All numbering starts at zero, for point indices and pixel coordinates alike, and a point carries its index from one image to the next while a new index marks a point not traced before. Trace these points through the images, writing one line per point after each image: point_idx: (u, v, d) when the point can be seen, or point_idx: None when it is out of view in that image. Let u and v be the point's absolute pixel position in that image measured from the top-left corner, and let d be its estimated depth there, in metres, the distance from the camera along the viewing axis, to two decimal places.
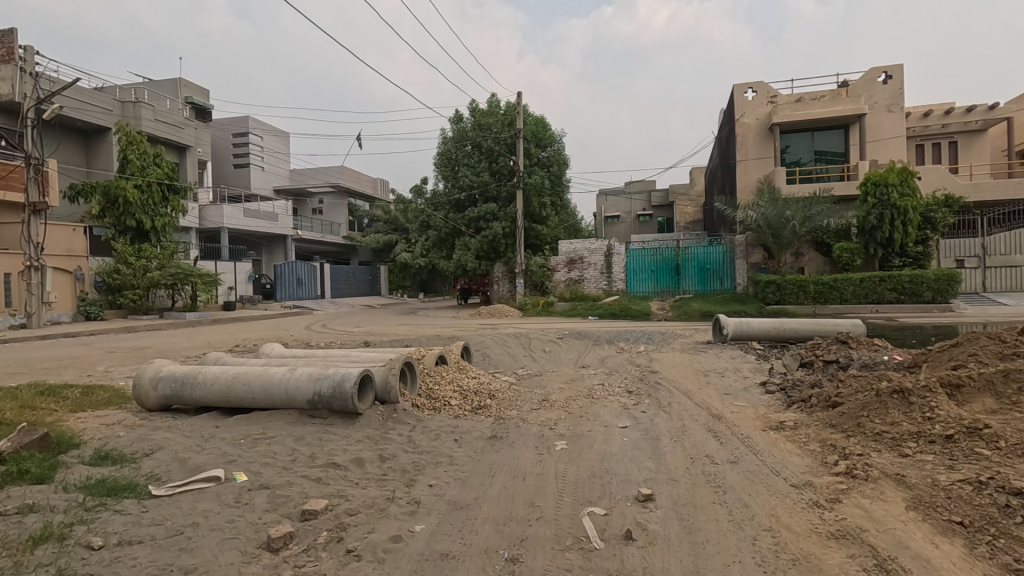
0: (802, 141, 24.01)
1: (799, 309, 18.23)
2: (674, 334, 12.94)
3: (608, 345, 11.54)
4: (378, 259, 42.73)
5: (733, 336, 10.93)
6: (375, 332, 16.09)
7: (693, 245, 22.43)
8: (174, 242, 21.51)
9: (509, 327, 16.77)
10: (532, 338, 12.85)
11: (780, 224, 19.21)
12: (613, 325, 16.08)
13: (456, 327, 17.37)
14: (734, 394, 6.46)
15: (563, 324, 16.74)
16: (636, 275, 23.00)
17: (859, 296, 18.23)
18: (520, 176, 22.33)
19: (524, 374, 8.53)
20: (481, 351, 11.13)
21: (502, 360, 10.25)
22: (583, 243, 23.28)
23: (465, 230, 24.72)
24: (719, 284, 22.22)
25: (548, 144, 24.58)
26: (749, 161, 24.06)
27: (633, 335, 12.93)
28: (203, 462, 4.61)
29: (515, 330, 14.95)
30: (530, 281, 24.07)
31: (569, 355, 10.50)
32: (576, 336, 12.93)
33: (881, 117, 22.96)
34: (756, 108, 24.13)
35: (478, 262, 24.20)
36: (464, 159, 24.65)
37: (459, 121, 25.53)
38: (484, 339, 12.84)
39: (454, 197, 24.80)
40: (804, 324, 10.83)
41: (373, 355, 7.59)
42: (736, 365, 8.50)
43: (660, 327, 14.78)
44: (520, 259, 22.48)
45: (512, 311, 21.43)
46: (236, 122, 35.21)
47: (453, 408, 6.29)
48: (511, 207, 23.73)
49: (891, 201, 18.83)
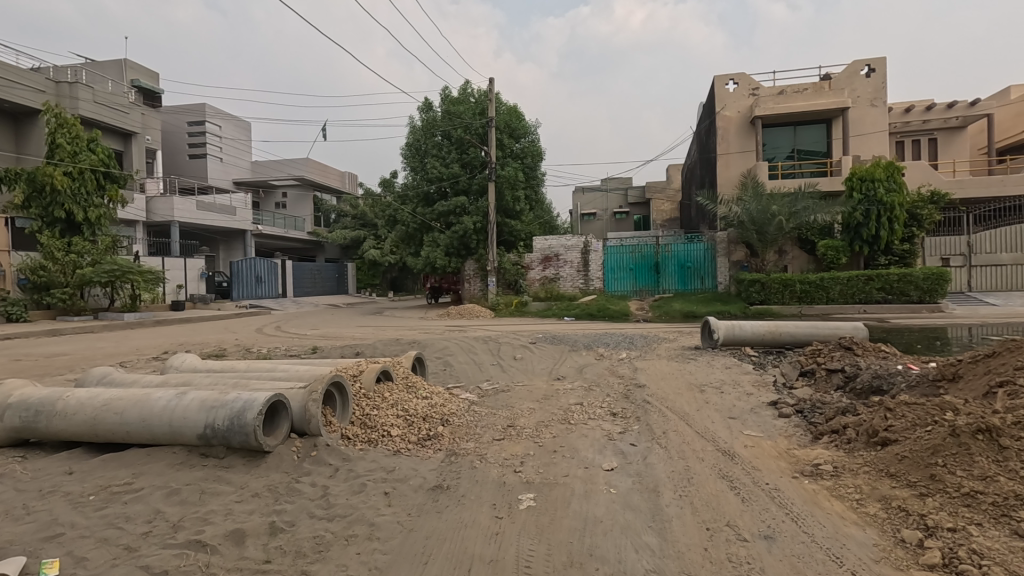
0: (784, 135, 23.23)
1: (785, 309, 17.34)
2: (658, 338, 11.80)
3: (586, 351, 10.33)
4: (346, 256, 40.89)
5: (724, 341, 9.82)
6: (330, 336, 14.61)
7: (673, 242, 21.43)
8: (111, 235, 19.62)
9: (479, 329, 15.48)
10: (503, 342, 11.58)
11: (765, 221, 18.31)
12: (591, 327, 14.91)
13: (420, 330, 16.00)
14: (741, 418, 5.27)
15: (537, 326, 15.50)
16: (614, 273, 21.95)
17: (846, 295, 17.44)
18: (492, 168, 21.02)
19: (488, 389, 7.22)
20: (443, 359, 9.81)
21: (466, 370, 8.95)
22: (559, 240, 22.06)
23: (435, 225, 23.26)
24: (700, 282, 21.28)
25: (522, 135, 23.31)
26: (730, 156, 23.19)
27: (613, 339, 11.74)
28: (10, 539, 3.23)
29: (484, 333, 13.66)
30: (503, 279, 22.81)
31: (542, 364, 9.25)
32: (551, 340, 11.70)
33: (864, 111, 22.27)
34: (738, 100, 23.26)
35: (448, 259, 22.80)
36: (433, 149, 23.24)
37: (429, 110, 24.09)
38: (449, 343, 11.52)
39: (423, 189, 23.36)
40: (800, 327, 9.78)
41: (302, 371, 6.20)
42: (734, 377, 7.35)
43: (642, 330, 13.66)
44: (492, 256, 21.18)
45: (484, 311, 20.13)
46: (191, 110, 33.23)
47: (392, 442, 4.95)
48: (482, 201, 22.40)
49: (878, 197, 18.13)
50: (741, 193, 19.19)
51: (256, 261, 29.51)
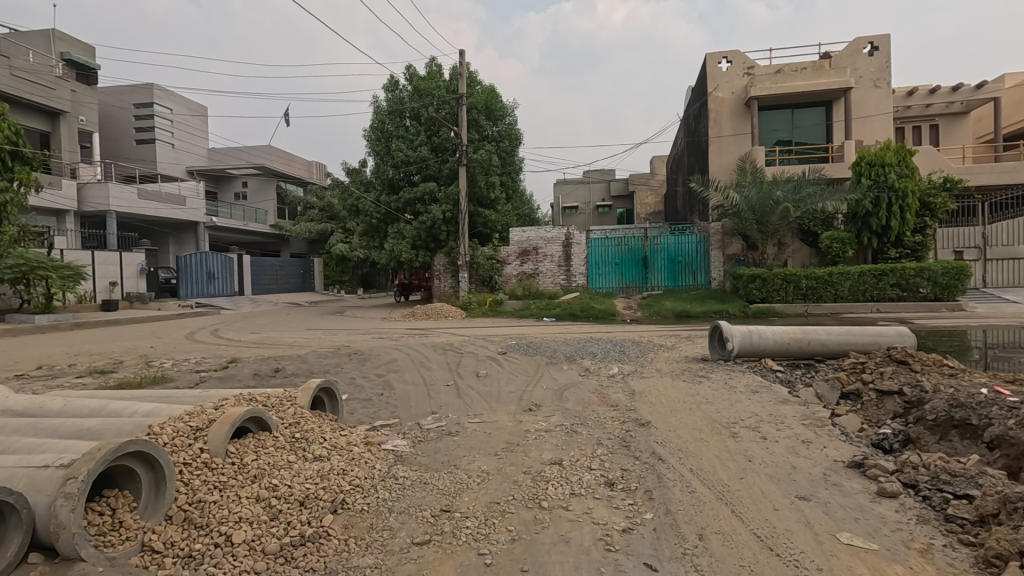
0: (781, 119, 21.43)
1: (788, 309, 15.52)
2: (655, 345, 9.82)
3: (568, 365, 8.27)
4: (313, 250, 38.36)
5: (739, 352, 7.83)
6: (267, 343, 12.32)
7: (663, 234, 19.52)
8: (20, 225, 17.04)
9: (445, 333, 13.36)
10: (467, 351, 9.47)
11: (767, 209, 16.47)
12: (574, 330, 12.87)
13: (380, 333, 13.81)
14: (818, 498, 3.27)
15: (512, 329, 13.41)
16: (598, 269, 19.95)
17: (856, 293, 15.61)
18: (463, 150, 18.79)
19: (430, 431, 5.13)
20: (384, 376, 7.67)
21: (411, 394, 6.82)
22: (538, 231, 20.00)
23: (401, 216, 21.02)
24: (692, 278, 19.41)
25: (499, 117, 21.13)
26: (723, 139, 21.34)
27: (602, 346, 9.71)
28: None
29: (448, 339, 11.54)
30: (477, 275, 20.64)
31: (511, 385, 7.17)
32: (526, 348, 9.65)
33: (867, 93, 20.55)
34: (731, 80, 21.42)
35: (415, 252, 20.51)
36: (400, 131, 20.98)
37: (395, 88, 21.79)
38: (400, 354, 9.38)
39: (387, 175, 21.09)
40: (832, 334, 7.87)
41: (131, 418, 4.04)
42: (770, 408, 5.36)
43: (632, 334, 11.68)
44: (463, 250, 18.99)
45: (453, 310, 18.01)
46: (138, 90, 30.50)
47: (227, 563, 2.83)
48: (453, 187, 20.15)
49: (889, 183, 16.44)
50: (739, 179, 17.32)
51: (209, 256, 27.00)
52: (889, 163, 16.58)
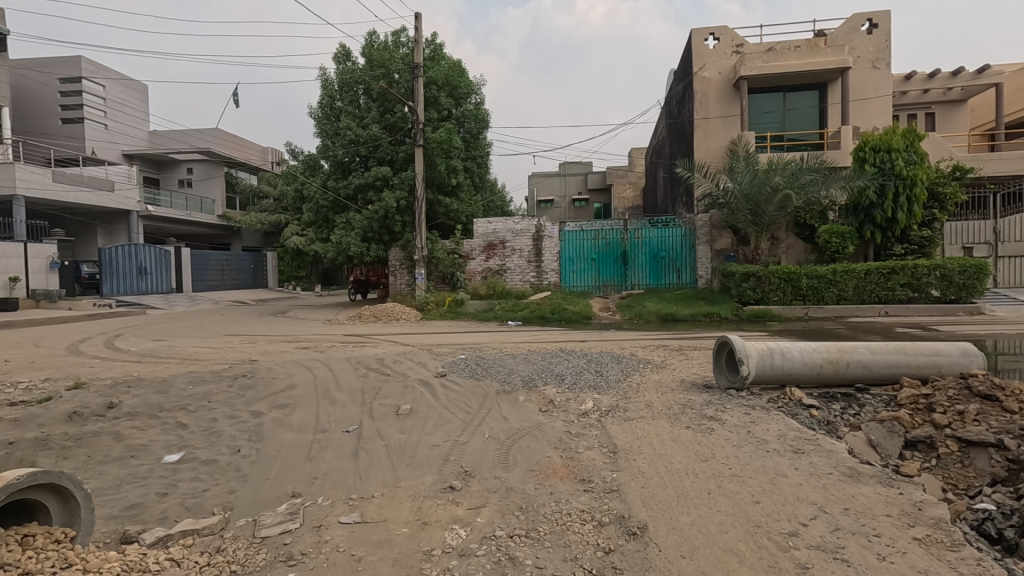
0: (772, 102, 19.57)
1: (786, 311, 13.63)
2: (642, 363, 7.67)
3: (525, 398, 6.06)
4: (267, 244, 35.50)
5: (755, 379, 5.75)
6: (158, 356, 9.89)
7: (643, 227, 17.50)
8: None
9: (386, 341, 11.05)
10: (396, 372, 7.23)
11: (763, 197, 14.56)
12: (541, 338, 10.69)
13: (311, 341, 11.48)
14: None
15: (468, 337, 11.17)
16: (572, 265, 17.87)
17: (863, 293, 13.73)
18: (418, 128, 16.37)
19: (258, 554, 2.92)
20: (262, 416, 5.37)
21: (286, 450, 4.55)
22: (505, 222, 17.83)
23: (351, 205, 18.60)
24: (676, 276, 17.44)
25: (464, 96, 18.67)
26: (709, 123, 19.43)
27: (572, 365, 7.54)
28: None
29: (383, 353, 9.24)
30: (436, 272, 18.41)
31: (439, 434, 4.93)
32: (475, 366, 7.43)
33: (865, 74, 18.82)
34: (718, 58, 19.50)
35: (365, 245, 18.05)
36: (349, 108, 18.48)
37: (347, 60, 19.26)
38: (307, 376, 7.09)
39: (336, 155, 18.62)
40: (878, 354, 5.89)
41: None
42: (839, 492, 3.28)
43: (611, 345, 9.55)
44: (419, 243, 16.64)
45: (407, 312, 15.73)
46: (65, 64, 27.69)
47: None
48: (408, 171, 17.71)
49: (896, 170, 14.74)
50: (729, 163, 15.39)
51: (138, 249, 24.42)
52: (896, 148, 14.85)
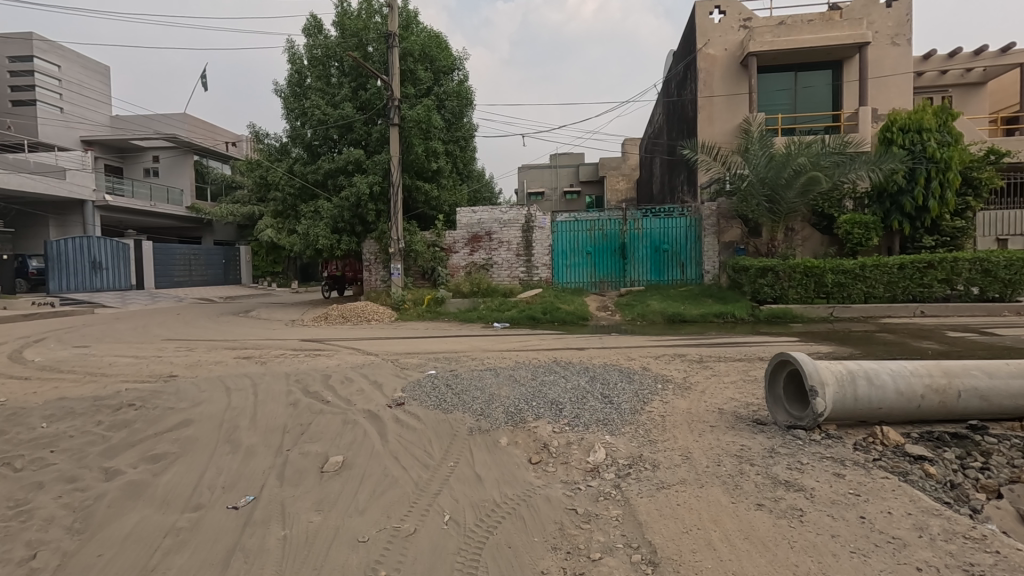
0: (781, 82, 17.95)
1: (808, 311, 12.02)
2: (661, 385, 5.97)
3: (509, 440, 4.35)
4: (241, 238, 33.47)
5: (830, 415, 4.08)
6: (60, 369, 8.06)
7: (644, 217, 15.81)
8: None
9: (346, 349, 9.28)
10: (342, 398, 5.48)
11: (782, 181, 12.94)
12: (531, 345, 8.98)
13: (258, 348, 9.69)
14: None
15: (445, 344, 9.40)
16: (565, 259, 16.17)
17: (894, 289, 12.13)
18: (393, 105, 14.51)
19: None
20: (116, 480, 3.63)
21: (119, 555, 2.89)
22: (491, 212, 16.11)
23: (321, 192, 16.75)
24: (680, 271, 15.79)
25: (443, 71, 16.87)
26: (714, 104, 17.80)
27: (571, 386, 5.83)
28: None
29: (337, 367, 7.50)
30: (415, 266, 16.64)
31: (372, 515, 3.24)
32: (447, 387, 5.71)
33: (883, 51, 17.24)
34: (724, 34, 17.84)
35: (335, 236, 16.18)
36: (316, 84, 16.55)
37: (317, 31, 17.33)
38: (221, 403, 5.34)
39: (303, 137, 16.69)
40: (997, 379, 4.25)
41: None
42: None
43: (616, 355, 7.85)
44: (395, 233, 14.83)
45: (381, 312, 13.96)
46: (15, 42, 26.28)
47: None
48: (383, 154, 15.79)
49: (927, 152, 13.22)
50: (742, 143, 13.73)
51: (91, 242, 22.44)
52: (927, 128, 13.32)
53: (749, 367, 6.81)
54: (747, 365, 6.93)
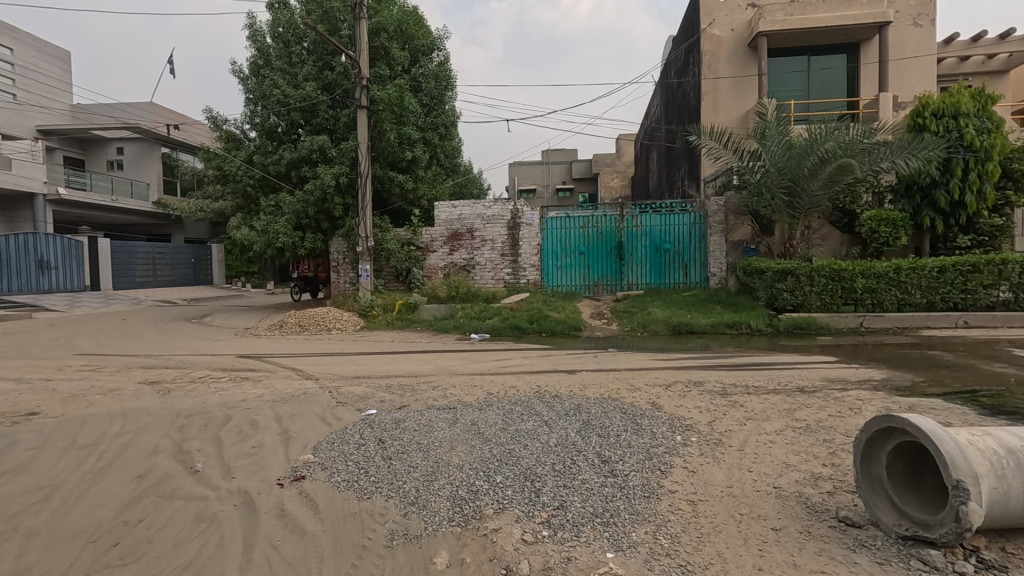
0: (793, 66, 16.36)
1: (833, 321, 10.45)
2: (681, 438, 4.28)
3: (450, 561, 2.68)
4: (215, 235, 31.58)
5: (987, 527, 2.41)
6: None
7: (643, 213, 14.18)
8: None
9: (286, 371, 7.55)
10: (222, 463, 3.76)
11: (804, 171, 11.32)
12: (512, 367, 7.25)
13: (178, 368, 7.95)
14: None
15: (406, 366, 7.64)
16: (556, 260, 14.49)
17: (933, 295, 10.53)
18: (360, 85, 12.77)
19: None
20: None
21: None
22: (473, 207, 14.43)
23: (284, 184, 14.98)
24: (683, 273, 14.16)
25: (421, 49, 15.09)
26: (719, 90, 16.21)
27: (556, 441, 4.12)
28: None
29: (255, 401, 5.77)
30: (388, 268, 14.86)
31: None
32: (380, 446, 3.96)
33: (905, 32, 15.66)
34: (731, 13, 16.21)
35: (297, 233, 14.38)
36: (277, 63, 14.75)
37: (281, 4, 15.53)
38: (39, 472, 3.67)
39: (263, 123, 14.92)
40: None
41: None
42: None
43: (616, 384, 6.16)
44: (363, 230, 13.09)
45: (345, 320, 12.24)
46: None
47: None
48: (351, 141, 14.03)
49: (966, 140, 11.63)
50: (757, 127, 12.09)
51: (39, 239, 20.56)
52: (965, 112, 11.71)
53: (793, 407, 5.14)
54: (789, 402, 5.27)
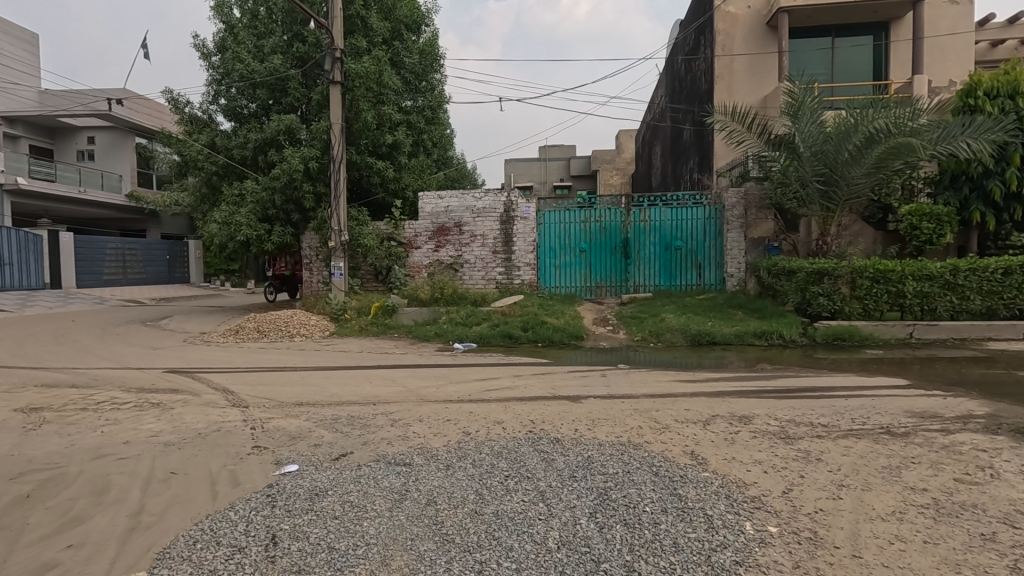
0: (814, 46, 14.87)
1: (880, 330, 8.94)
2: (752, 529, 2.72)
3: None
4: (193, 232, 29.86)
5: None
6: None
7: (652, 206, 12.61)
8: None
9: (211, 394, 5.95)
10: None
11: (843, 155, 9.81)
12: (497, 392, 5.68)
13: (83, 388, 6.35)
14: None
15: (364, 388, 6.04)
16: (554, 258, 12.92)
17: (994, 301, 9.04)
18: (332, 55, 11.22)
19: None
20: None
21: None
22: (462, 198, 12.90)
23: (249, 170, 13.40)
24: (696, 274, 12.61)
25: (402, 22, 13.53)
26: (734, 72, 14.68)
27: (558, 540, 2.55)
28: None
29: (141, 444, 4.18)
30: (365, 265, 13.30)
31: None
32: (268, 556, 2.38)
33: (941, 9, 14.17)
34: None
35: (263, 225, 12.78)
36: (241, 34, 13.20)
37: None
38: None
39: (225, 102, 13.35)
40: None
41: None
42: None
43: (633, 421, 4.60)
44: (335, 221, 11.53)
45: (310, 325, 10.67)
46: None
47: None
48: (324, 121, 12.48)
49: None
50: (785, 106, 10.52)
51: None
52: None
53: (896, 464, 3.59)
54: (886, 456, 3.73)
